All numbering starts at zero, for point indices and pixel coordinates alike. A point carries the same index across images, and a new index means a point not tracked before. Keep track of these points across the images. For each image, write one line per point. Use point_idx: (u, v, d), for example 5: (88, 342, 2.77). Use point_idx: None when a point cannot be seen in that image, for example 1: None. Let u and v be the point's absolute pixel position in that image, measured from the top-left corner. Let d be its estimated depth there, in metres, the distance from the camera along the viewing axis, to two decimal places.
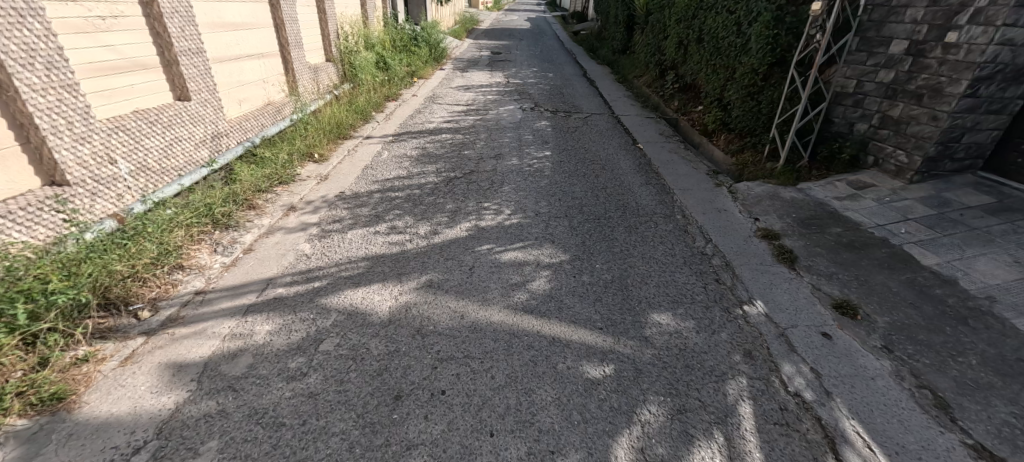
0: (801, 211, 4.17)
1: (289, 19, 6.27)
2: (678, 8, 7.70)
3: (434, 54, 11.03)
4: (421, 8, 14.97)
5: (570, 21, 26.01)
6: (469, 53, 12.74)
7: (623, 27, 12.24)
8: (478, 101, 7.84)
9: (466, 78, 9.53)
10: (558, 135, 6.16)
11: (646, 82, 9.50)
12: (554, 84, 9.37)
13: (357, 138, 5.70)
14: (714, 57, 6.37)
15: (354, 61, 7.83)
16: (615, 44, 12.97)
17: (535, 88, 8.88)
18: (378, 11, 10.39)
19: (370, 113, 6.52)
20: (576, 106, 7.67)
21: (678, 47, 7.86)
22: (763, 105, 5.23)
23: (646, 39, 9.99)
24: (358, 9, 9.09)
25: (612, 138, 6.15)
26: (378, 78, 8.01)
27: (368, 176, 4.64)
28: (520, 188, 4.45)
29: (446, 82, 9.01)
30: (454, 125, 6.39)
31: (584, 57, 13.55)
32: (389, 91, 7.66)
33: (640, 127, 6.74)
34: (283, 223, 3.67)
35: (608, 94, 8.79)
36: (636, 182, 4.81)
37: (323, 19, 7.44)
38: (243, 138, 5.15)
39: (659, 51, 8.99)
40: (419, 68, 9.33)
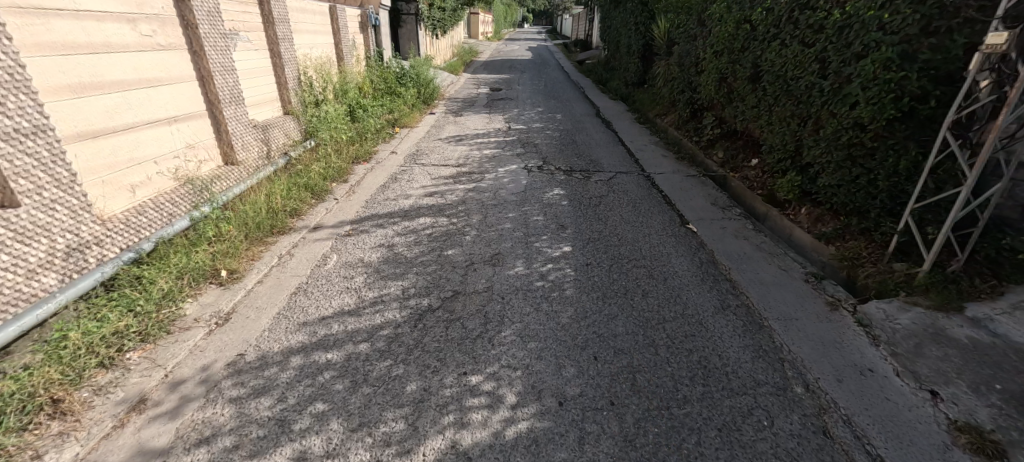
0: (1003, 375, 2.48)
1: (219, 69, 4.78)
2: (719, 38, 6.15)
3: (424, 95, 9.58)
4: (413, 42, 13.64)
5: (572, 49, 24.82)
6: (465, 90, 11.32)
7: (639, 57, 10.75)
8: (472, 157, 6.24)
9: (459, 125, 7.99)
10: (578, 212, 4.52)
11: (675, 123, 7.90)
12: (565, 129, 7.83)
13: (298, 232, 4.01)
14: (780, 101, 4.77)
15: (319, 113, 6.31)
16: (629, 76, 11.45)
17: (542, 136, 7.34)
18: (358, 49, 8.98)
19: (326, 186, 4.90)
20: (596, 162, 6.08)
21: (719, 85, 6.29)
22: (879, 176, 3.59)
23: (671, 72, 8.45)
24: (329, 49, 7.63)
25: (652, 215, 4.51)
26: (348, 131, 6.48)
27: (294, 310, 3.00)
28: (528, 332, 2.80)
29: (435, 131, 7.49)
30: (438, 199, 4.77)
31: (594, 92, 12.09)
32: (361, 149, 6.09)
33: (684, 193, 5.11)
34: (106, 453, 2.05)
35: (633, 142, 7.19)
36: (710, 306, 3.11)
37: (275, 65, 5.97)
38: (132, 240, 3.55)
39: (690, 88, 7.42)
40: (402, 115, 7.84)
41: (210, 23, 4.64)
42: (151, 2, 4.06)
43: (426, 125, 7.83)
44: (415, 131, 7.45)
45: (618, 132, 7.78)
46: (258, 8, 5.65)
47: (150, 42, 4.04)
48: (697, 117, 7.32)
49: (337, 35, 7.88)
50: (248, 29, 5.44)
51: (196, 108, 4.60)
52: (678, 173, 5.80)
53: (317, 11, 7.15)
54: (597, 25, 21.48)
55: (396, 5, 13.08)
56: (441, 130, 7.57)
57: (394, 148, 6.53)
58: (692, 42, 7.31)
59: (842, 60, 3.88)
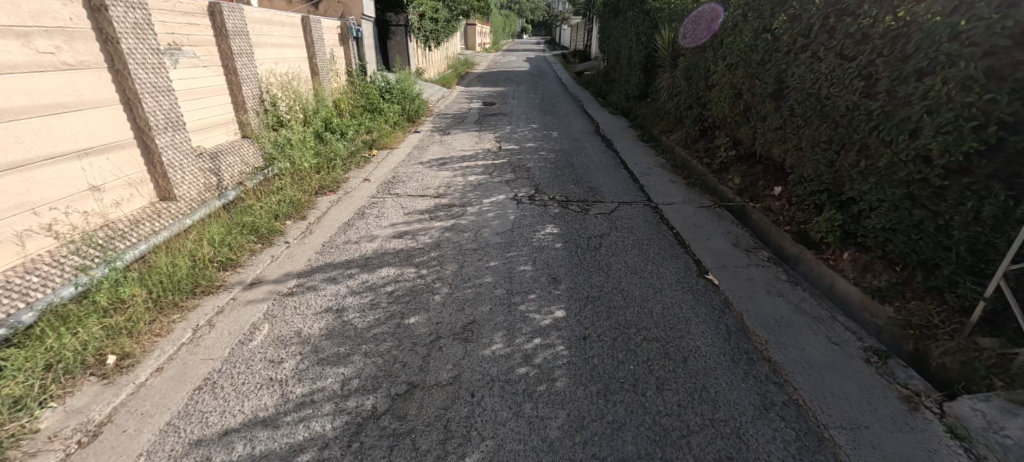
0: None
1: (152, 89, 4.07)
2: (733, 50, 5.44)
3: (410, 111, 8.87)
4: (403, 55, 12.96)
5: (570, 59, 24.23)
6: (456, 105, 10.63)
7: (640, 69, 10.05)
8: (454, 184, 5.49)
9: (444, 145, 7.25)
10: (574, 258, 3.76)
11: (682, 142, 7.17)
12: (561, 149, 7.10)
13: (229, 290, 3.25)
14: (813, 123, 4.03)
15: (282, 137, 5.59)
16: (630, 90, 10.74)
17: (536, 158, 6.61)
18: (338, 63, 8.28)
19: (278, 226, 4.15)
20: (595, 190, 5.34)
21: (735, 102, 5.56)
22: (954, 224, 2.84)
23: (676, 87, 7.73)
24: (301, 63, 6.92)
25: (664, 261, 3.74)
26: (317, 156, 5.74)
27: (192, 418, 2.24)
28: (503, 457, 2.05)
29: (417, 152, 6.76)
30: (408, 243, 4.01)
31: (594, 105, 11.40)
32: (329, 176, 5.35)
33: (699, 230, 4.36)
34: None
35: (636, 164, 6.45)
36: (749, 404, 2.35)
37: (231, 82, 5.26)
38: (14, 306, 2.62)
39: (699, 104, 6.70)
40: (382, 134, 7.12)
41: (138, 38, 3.93)
42: (54, 12, 3.34)
43: (407, 146, 7.09)
44: (395, 153, 6.71)
45: (620, 152, 7.05)
46: (208, 20, 4.95)
47: (53, 61, 3.32)
48: (708, 136, 6.59)
49: (311, 48, 7.18)
50: (194, 42, 4.73)
51: (121, 137, 3.88)
52: (691, 203, 5.04)
53: (285, 22, 6.45)
54: (596, 36, 20.88)
55: (385, 15, 12.43)
56: (424, 152, 6.82)
57: (368, 174, 5.79)
58: (701, 54, 6.60)
59: (898, 77, 3.15)
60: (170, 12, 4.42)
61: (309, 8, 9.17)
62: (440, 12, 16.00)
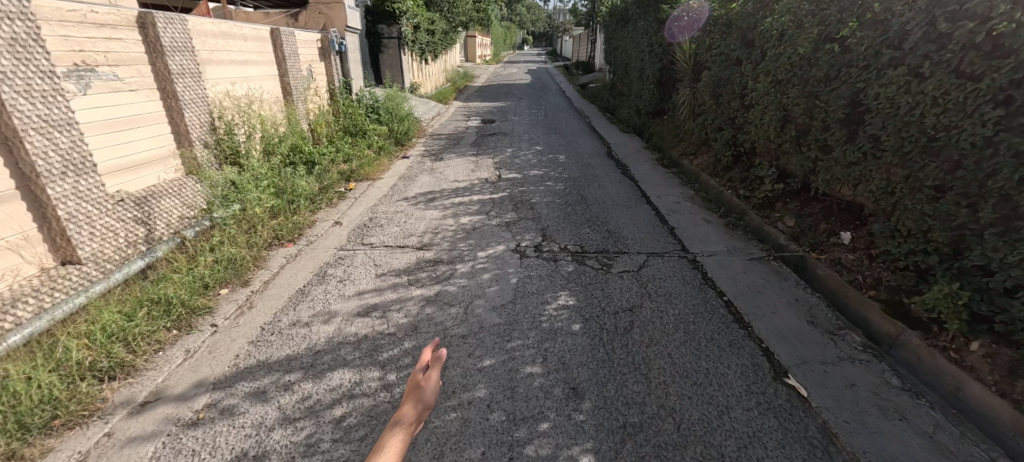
0: None
1: (41, 124, 3.10)
2: (781, 63, 4.46)
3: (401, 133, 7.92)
4: (396, 69, 12.05)
5: (573, 71, 23.42)
6: (452, 124, 9.69)
7: (654, 83, 9.11)
8: (444, 228, 4.50)
9: (435, 173, 6.26)
10: (599, 351, 2.75)
11: (711, 169, 6.18)
12: (570, 178, 6.11)
13: (105, 419, 2.28)
14: (913, 161, 3.05)
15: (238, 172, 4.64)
16: (642, 105, 9.80)
17: (541, 190, 5.62)
18: (317, 80, 7.35)
19: (207, 300, 3.17)
20: (617, 235, 4.34)
21: (784, 126, 4.58)
22: None
23: (701, 104, 6.77)
24: (269, 82, 5.97)
25: (723, 353, 2.74)
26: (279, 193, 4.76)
27: None
28: None
29: (402, 184, 5.79)
30: (375, 324, 3.01)
31: (603, 121, 10.45)
32: (290, 219, 4.36)
33: (758, 298, 3.35)
34: None
35: (661, 197, 5.45)
36: None
37: (170, 107, 4.32)
38: None
39: (732, 125, 5.72)
40: (363, 163, 6.15)
41: (19, 58, 2.98)
42: None
43: (392, 177, 6.09)
44: (376, 185, 5.73)
45: (639, 181, 6.06)
46: (137, 34, 4.02)
47: None
48: (744, 163, 5.60)
49: (282, 65, 6.24)
50: (114, 61, 3.79)
51: None
52: (738, 253, 4.05)
53: (247, 35, 5.52)
54: (598, 47, 20.11)
55: (377, 27, 11.53)
56: (410, 183, 5.83)
57: (341, 214, 4.80)
58: (733, 68, 5.64)
59: None
60: (78, 24, 3.49)
61: (288, 19, 8.20)
62: (438, 24, 15.16)
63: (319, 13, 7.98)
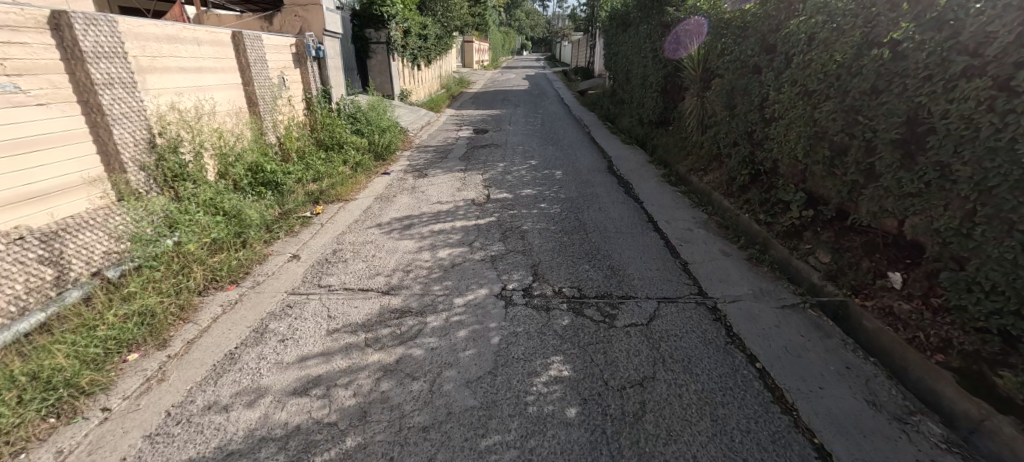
0: None
1: None
2: (813, 72, 3.83)
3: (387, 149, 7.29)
4: (385, 76, 11.39)
5: (571, 77, 22.83)
6: (442, 135, 9.04)
7: (658, 91, 8.49)
8: (418, 263, 3.84)
9: (416, 193, 5.60)
10: (602, 453, 2.09)
11: (725, 188, 5.53)
12: (567, 198, 5.45)
13: None
14: (1002, 198, 2.41)
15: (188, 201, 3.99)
16: (645, 114, 9.18)
17: (535, 214, 4.96)
18: (291, 89, 6.70)
19: (104, 374, 2.50)
20: (621, 274, 3.69)
21: (815, 144, 3.94)
22: None
23: (711, 116, 6.14)
24: (230, 92, 5.32)
25: (765, 456, 2.09)
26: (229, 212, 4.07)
27: None
28: None
29: (377, 206, 5.13)
30: (314, 407, 2.34)
31: (602, 131, 9.82)
32: (237, 254, 3.70)
33: (801, 364, 2.70)
34: None
35: (670, 221, 4.80)
36: None
37: (95, 123, 3.65)
38: None
39: (749, 140, 5.09)
40: (335, 183, 5.50)
41: None
42: None
43: (368, 197, 5.44)
44: (348, 208, 5.07)
45: (644, 202, 5.40)
46: (50, 38, 3.37)
47: None
48: (763, 183, 4.96)
49: (246, 72, 5.59)
50: (16, 70, 3.12)
51: None
52: (766, 297, 3.40)
53: (200, 40, 4.87)
54: (597, 52, 19.59)
55: (364, 32, 10.88)
56: (387, 205, 5.17)
57: (301, 246, 4.14)
58: (750, 76, 5.00)
59: None
60: None
61: (261, 23, 7.56)
62: (431, 29, 14.53)
63: (295, 15, 7.36)
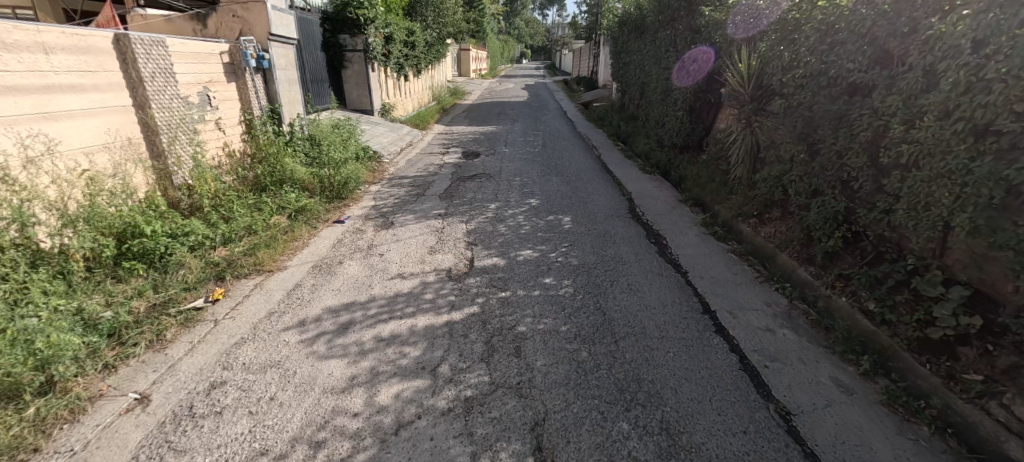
0: None
1: None
2: (1003, 101, 2.35)
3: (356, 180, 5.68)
4: (363, 88, 9.87)
5: (575, 86, 21.32)
6: (424, 161, 7.48)
7: (685, 109, 6.96)
8: (343, 420, 2.29)
9: (372, 255, 4.04)
10: None
11: (799, 251, 4.00)
12: (581, 267, 3.88)
13: None
14: None
15: None
16: (666, 136, 7.64)
17: (537, 298, 3.39)
18: (219, 113, 5.17)
19: None
20: (685, 447, 2.15)
21: (997, 217, 2.44)
22: None
23: (770, 147, 4.62)
24: (105, 119, 3.79)
25: None
26: (40, 322, 2.53)
27: None
28: None
29: (309, 283, 3.56)
30: None
31: (615, 155, 8.29)
32: (20, 413, 2.19)
33: None
34: None
35: (737, 311, 3.26)
36: None
37: None
38: None
39: (842, 190, 3.56)
40: (257, 243, 3.93)
41: None
42: None
43: (302, 264, 3.88)
44: (268, 287, 3.51)
45: (689, 272, 3.84)
46: None
47: None
48: (868, 253, 3.43)
49: (136, 85, 4.10)
50: None
51: None
52: None
53: (49, 45, 3.35)
54: (603, 60, 18.12)
55: (336, 38, 9.35)
56: (324, 280, 3.60)
57: (163, 374, 2.60)
58: (846, 99, 3.48)
59: None
60: None
61: (191, 25, 6.02)
62: (420, 35, 13.03)
63: (232, 15, 5.79)
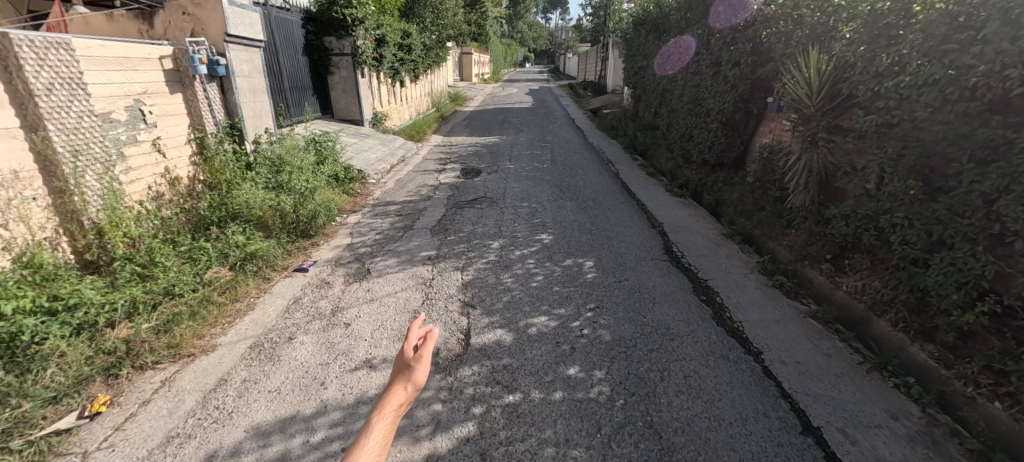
0: None
1: None
2: None
3: (330, 212, 4.64)
4: (351, 95, 8.88)
5: (580, 91, 20.37)
6: (417, 180, 6.48)
7: (719, 122, 5.95)
8: None
9: (334, 324, 3.04)
10: None
11: (908, 320, 2.98)
12: (616, 344, 2.86)
13: None
14: None
15: None
16: (694, 151, 6.63)
17: (558, 405, 2.38)
18: (161, 132, 4.20)
19: None
20: None
21: None
22: None
23: (851, 175, 3.60)
24: None
25: None
26: None
27: None
28: None
29: (238, 377, 2.56)
30: None
31: (634, 172, 7.27)
32: None
33: None
34: None
35: (852, 430, 2.26)
36: None
37: None
38: None
39: (988, 247, 2.58)
40: (180, 311, 2.95)
41: None
42: None
43: (238, 341, 2.89)
44: (180, 384, 2.52)
45: (766, 352, 2.82)
46: None
47: None
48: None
49: (25, 99, 3.12)
50: None
51: None
52: None
53: None
54: (611, 64, 17.18)
55: (321, 40, 8.36)
56: (260, 372, 2.60)
57: None
58: (1000, 120, 2.48)
59: None
60: None
61: (137, 24, 5.02)
62: (417, 37, 12.02)
63: (183, 13, 4.81)
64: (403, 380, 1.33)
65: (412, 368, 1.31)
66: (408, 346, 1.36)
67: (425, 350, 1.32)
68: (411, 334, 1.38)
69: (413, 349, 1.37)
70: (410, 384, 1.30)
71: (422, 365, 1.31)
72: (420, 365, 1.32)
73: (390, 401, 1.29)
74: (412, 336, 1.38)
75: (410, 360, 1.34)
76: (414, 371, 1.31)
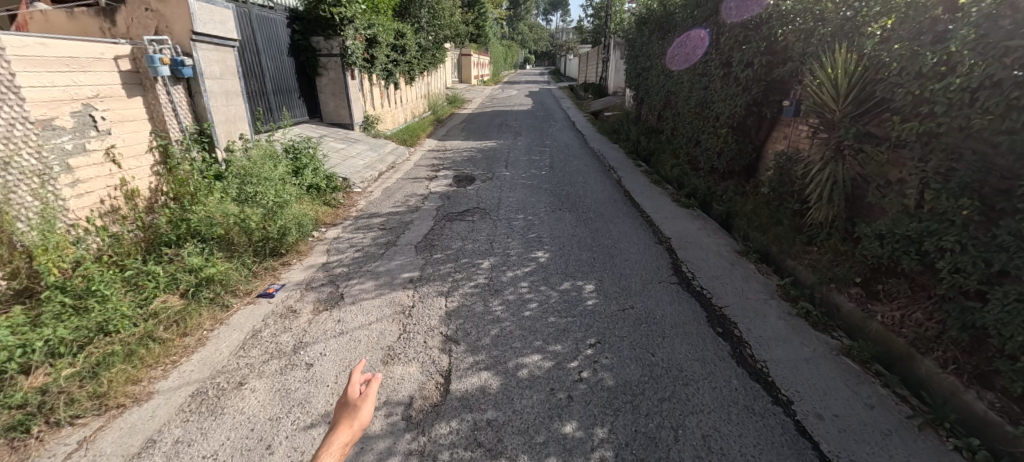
0: None
1: None
2: None
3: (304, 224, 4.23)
4: (340, 98, 8.47)
5: (581, 94, 19.97)
6: (405, 188, 6.07)
7: (730, 127, 5.54)
8: None
9: (293, 365, 2.63)
10: None
11: (958, 360, 2.57)
12: (620, 392, 2.44)
13: None
14: None
15: None
16: (701, 158, 6.21)
17: None
18: (115, 140, 3.78)
19: None
20: None
21: None
22: None
23: (886, 190, 3.19)
24: None
25: None
26: None
27: None
28: None
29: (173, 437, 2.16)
30: None
31: (637, 179, 6.85)
32: None
33: None
34: None
35: None
36: None
37: None
38: None
39: None
40: (115, 350, 2.53)
41: None
42: None
43: (180, 386, 2.48)
44: (100, 447, 2.11)
45: (796, 402, 2.41)
46: None
47: None
48: None
49: None
50: None
51: None
52: None
53: None
54: (612, 65, 16.79)
55: (308, 40, 7.96)
56: (197, 431, 2.19)
57: None
58: None
59: None
60: None
61: (98, 22, 4.62)
62: (412, 37, 11.61)
63: (146, 9, 4.41)
64: (345, 419, 1.37)
65: (355, 408, 1.39)
66: (354, 384, 1.43)
67: (371, 392, 1.41)
68: (356, 375, 1.45)
69: (356, 390, 1.45)
70: (354, 423, 1.35)
71: (367, 404, 1.39)
72: (362, 404, 1.40)
73: (332, 443, 1.32)
74: (356, 377, 1.44)
75: (354, 399, 1.41)
76: (358, 410, 1.39)
